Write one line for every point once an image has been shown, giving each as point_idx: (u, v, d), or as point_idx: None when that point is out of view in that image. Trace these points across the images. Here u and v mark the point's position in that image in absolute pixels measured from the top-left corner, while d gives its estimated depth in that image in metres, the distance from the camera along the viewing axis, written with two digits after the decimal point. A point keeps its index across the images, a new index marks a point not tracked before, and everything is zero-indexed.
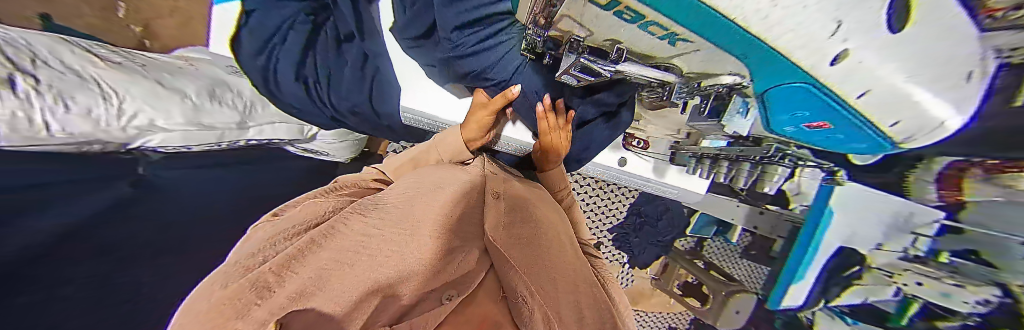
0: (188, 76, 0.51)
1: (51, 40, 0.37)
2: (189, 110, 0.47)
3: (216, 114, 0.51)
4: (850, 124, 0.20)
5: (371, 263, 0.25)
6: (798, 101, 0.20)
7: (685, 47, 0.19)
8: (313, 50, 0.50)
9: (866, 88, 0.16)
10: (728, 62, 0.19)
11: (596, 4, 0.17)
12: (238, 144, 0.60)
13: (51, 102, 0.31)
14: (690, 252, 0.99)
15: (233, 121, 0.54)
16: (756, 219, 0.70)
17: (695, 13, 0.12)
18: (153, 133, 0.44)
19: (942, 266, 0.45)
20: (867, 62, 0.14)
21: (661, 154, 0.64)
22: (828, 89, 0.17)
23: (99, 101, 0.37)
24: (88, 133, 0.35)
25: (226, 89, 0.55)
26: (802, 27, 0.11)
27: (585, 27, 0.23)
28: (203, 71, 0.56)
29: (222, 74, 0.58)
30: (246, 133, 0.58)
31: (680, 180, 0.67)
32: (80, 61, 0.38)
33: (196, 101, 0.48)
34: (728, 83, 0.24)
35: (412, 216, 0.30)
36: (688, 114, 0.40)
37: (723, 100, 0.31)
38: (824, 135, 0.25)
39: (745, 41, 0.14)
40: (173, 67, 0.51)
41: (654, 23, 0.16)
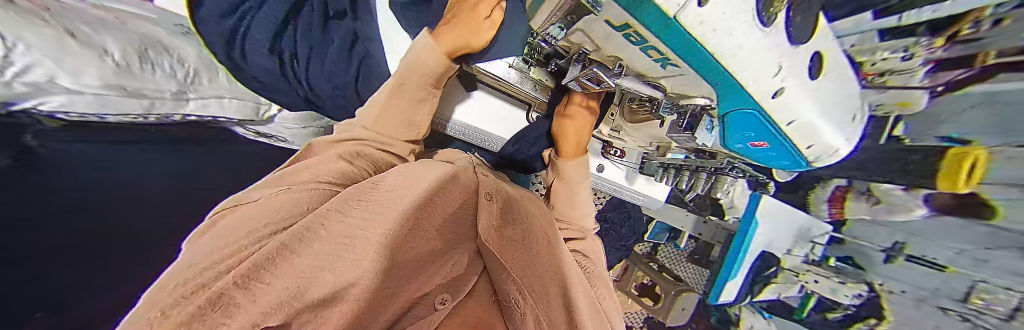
0: (111, 31, 0.42)
1: None
2: (109, 71, 0.38)
3: (147, 80, 0.43)
4: (783, 149, 0.25)
5: (346, 272, 0.22)
6: (746, 126, 0.23)
7: (673, 71, 0.22)
8: (291, 23, 0.46)
9: (794, 119, 0.20)
10: (702, 86, 0.22)
11: (609, 24, 0.19)
12: (173, 121, 0.48)
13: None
14: (648, 255, 1.09)
15: (170, 89, 0.46)
16: (703, 227, 0.80)
17: (686, 46, 0.15)
18: (49, 93, 0.33)
19: (830, 267, 0.63)
20: (796, 100, 0.18)
21: (633, 164, 0.71)
22: (770, 119, 0.20)
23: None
24: None
25: (160, 52, 0.47)
26: (753, 69, 0.15)
27: (593, 42, 0.25)
28: (133, 27, 0.46)
29: (159, 33, 0.49)
30: (185, 107, 0.48)
31: (648, 188, 0.73)
32: None
33: (119, 62, 0.40)
34: (701, 104, 0.27)
35: (399, 211, 0.28)
36: (666, 127, 0.42)
37: (697, 118, 0.33)
38: (760, 154, 0.30)
39: (718, 74, 0.17)
40: (89, 16, 0.41)
41: (654, 47, 0.18)
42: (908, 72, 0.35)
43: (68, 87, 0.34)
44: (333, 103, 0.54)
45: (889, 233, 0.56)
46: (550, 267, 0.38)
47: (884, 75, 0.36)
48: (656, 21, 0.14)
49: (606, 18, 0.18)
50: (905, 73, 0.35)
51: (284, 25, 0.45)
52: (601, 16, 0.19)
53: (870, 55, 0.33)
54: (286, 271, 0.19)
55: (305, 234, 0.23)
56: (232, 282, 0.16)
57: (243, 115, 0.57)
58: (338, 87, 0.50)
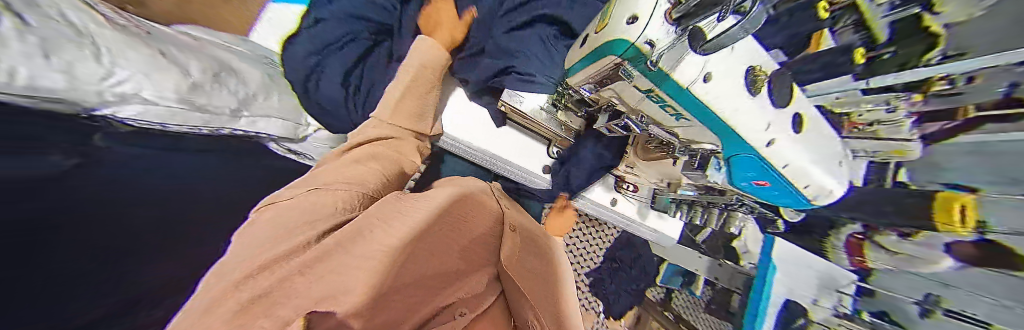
0: (197, 55, 0.52)
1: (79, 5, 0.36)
2: (189, 86, 0.46)
3: (214, 97, 0.51)
4: (785, 189, 0.28)
5: (363, 277, 0.24)
6: (747, 167, 0.26)
7: (684, 123, 0.26)
8: (362, 64, 0.59)
9: (787, 162, 0.24)
10: (704, 135, 0.27)
11: (637, 88, 0.25)
12: (222, 133, 0.53)
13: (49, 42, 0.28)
14: (661, 303, 0.93)
15: (229, 106, 0.54)
16: (718, 270, 0.73)
17: (692, 104, 0.21)
18: (130, 101, 0.37)
19: (866, 323, 0.43)
20: (784, 145, 0.23)
21: (644, 200, 0.74)
22: (768, 162, 0.24)
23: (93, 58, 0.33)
24: (62, 90, 0.28)
25: (232, 75, 0.57)
26: (744, 120, 0.21)
27: (621, 97, 0.31)
28: (212, 52, 0.57)
29: (231, 60, 0.60)
30: (236, 122, 0.56)
31: (659, 224, 0.76)
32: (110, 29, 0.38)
33: (196, 81, 0.48)
34: (708, 149, 0.30)
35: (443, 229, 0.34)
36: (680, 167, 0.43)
37: (705, 159, 0.34)
38: (766, 192, 0.31)
39: (716, 125, 0.23)
40: (186, 45, 0.53)
41: (670, 106, 0.24)
42: (894, 122, 0.33)
43: (147, 99, 0.39)
44: None
45: (910, 287, 0.41)
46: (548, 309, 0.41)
47: (875, 126, 0.34)
48: (674, 89, 0.21)
49: (636, 84, 0.24)
50: (892, 123, 0.33)
51: (355, 64, 0.59)
52: (632, 81, 0.24)
53: (855, 106, 0.31)
54: (341, 262, 0.25)
55: (359, 236, 0.28)
56: (295, 269, 0.23)
57: (284, 132, 0.66)
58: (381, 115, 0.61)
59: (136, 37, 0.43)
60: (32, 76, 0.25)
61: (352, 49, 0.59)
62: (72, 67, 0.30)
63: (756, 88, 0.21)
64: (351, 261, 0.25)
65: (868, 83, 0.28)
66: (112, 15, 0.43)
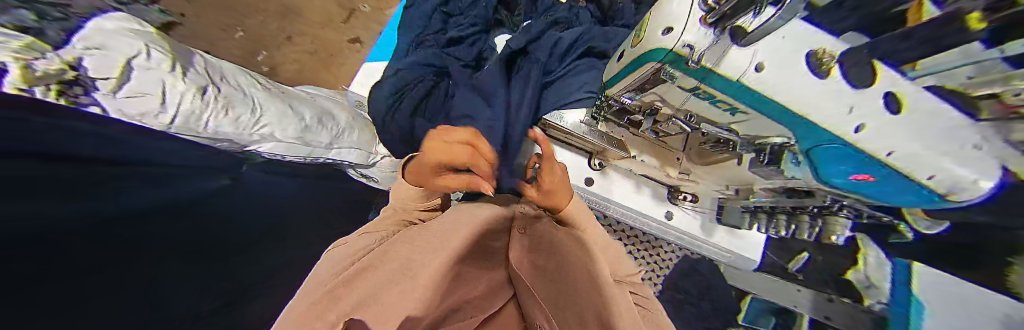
0: (309, 105, 0.71)
1: (244, 82, 0.61)
2: (302, 127, 0.64)
3: (317, 134, 0.67)
4: (897, 179, 0.26)
5: (401, 292, 0.27)
6: (841, 161, 0.26)
7: (740, 116, 0.30)
8: (428, 98, 0.69)
9: (891, 148, 0.23)
10: (775, 128, 0.28)
11: (681, 88, 0.31)
12: (318, 161, 0.72)
13: (216, 107, 0.48)
14: None
15: (325, 140, 0.69)
16: (828, 307, 0.61)
17: (744, 93, 0.25)
18: (268, 140, 0.57)
19: None
20: (884, 131, 0.23)
21: (708, 211, 0.65)
22: (866, 153, 0.24)
23: (248, 111, 0.55)
24: (228, 134, 0.50)
25: (331, 119, 0.73)
26: (822, 102, 0.23)
27: (666, 101, 0.36)
28: (320, 102, 0.77)
29: (331, 106, 0.78)
30: (328, 152, 0.71)
31: (732, 242, 0.66)
32: (259, 93, 0.61)
33: (308, 123, 0.66)
34: (779, 143, 0.31)
35: (442, 239, 0.35)
36: (747, 164, 0.41)
37: (777, 153, 0.33)
38: (870, 189, 0.29)
39: (789, 117, 0.25)
40: (302, 98, 0.73)
41: (721, 100, 0.29)
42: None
43: (279, 137, 0.59)
44: None
45: None
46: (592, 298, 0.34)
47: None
48: (727, 85, 0.26)
49: (681, 84, 0.30)
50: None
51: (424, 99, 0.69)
52: (677, 82, 0.30)
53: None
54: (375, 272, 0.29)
55: (382, 256, 0.32)
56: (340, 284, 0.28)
57: (358, 160, 0.79)
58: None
59: (275, 97, 0.65)
60: (196, 126, 0.44)
61: (422, 86, 0.69)
62: (237, 119, 0.51)
63: (828, 73, 0.23)
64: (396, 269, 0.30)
65: (1006, 51, 0.18)
66: (265, 85, 0.67)
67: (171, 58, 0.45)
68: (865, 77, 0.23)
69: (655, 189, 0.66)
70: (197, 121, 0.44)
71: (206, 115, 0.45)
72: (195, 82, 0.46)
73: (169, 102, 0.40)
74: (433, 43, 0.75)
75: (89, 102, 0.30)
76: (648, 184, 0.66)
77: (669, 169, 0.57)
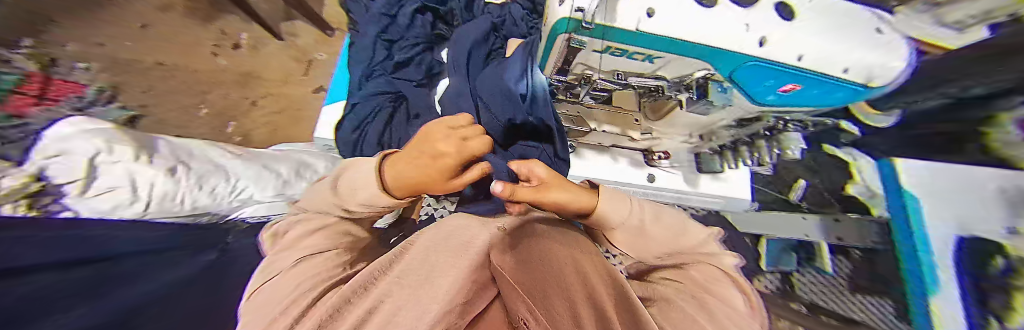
0: (286, 160, 0.71)
1: (210, 148, 0.64)
2: (278, 184, 0.65)
3: (296, 186, 0.68)
4: (816, 81, 0.29)
5: (409, 317, 0.17)
6: (761, 75, 0.30)
7: (659, 62, 0.33)
8: (390, 126, 0.68)
9: (801, 53, 0.26)
10: (693, 64, 0.31)
11: (597, 52, 0.33)
12: None
13: (186, 183, 0.53)
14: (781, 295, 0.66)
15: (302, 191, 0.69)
16: (835, 228, 0.56)
17: (654, 41, 0.28)
18: (248, 203, 0.63)
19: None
20: (793, 34, 0.26)
21: (686, 164, 0.66)
22: (778, 61, 0.27)
23: (222, 181, 0.58)
24: (207, 205, 0.55)
25: (309, 168, 0.72)
26: (717, 32, 0.26)
27: (594, 68, 0.38)
28: (297, 154, 0.75)
29: (309, 156, 0.76)
30: None
31: (716, 187, 0.65)
32: (223, 158, 0.63)
33: (285, 177, 0.67)
34: (701, 76, 0.34)
35: (442, 249, 0.27)
36: (687, 107, 0.43)
37: (704, 87, 0.37)
38: (805, 94, 0.31)
39: (694, 49, 0.28)
40: (278, 154, 0.73)
41: (635, 52, 0.31)
42: None
43: (258, 198, 0.63)
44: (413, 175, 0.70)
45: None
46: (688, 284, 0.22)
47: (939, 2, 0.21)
48: (627, 36, 0.28)
49: (595, 49, 0.32)
50: None
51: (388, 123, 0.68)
52: (590, 48, 0.32)
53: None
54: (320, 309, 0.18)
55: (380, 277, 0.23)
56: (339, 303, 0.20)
57: None
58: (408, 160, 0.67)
59: (249, 159, 0.66)
60: (173, 205, 0.50)
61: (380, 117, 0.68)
62: (212, 189, 0.56)
63: (711, 1, 0.26)
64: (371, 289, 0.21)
65: None
66: (235, 149, 0.68)
67: (137, 147, 0.50)
68: None
69: (631, 156, 0.66)
70: (175, 202, 0.51)
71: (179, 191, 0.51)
72: (164, 166, 0.52)
73: (141, 188, 0.47)
74: (382, 71, 0.75)
75: (62, 207, 0.41)
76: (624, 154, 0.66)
77: (632, 133, 0.57)
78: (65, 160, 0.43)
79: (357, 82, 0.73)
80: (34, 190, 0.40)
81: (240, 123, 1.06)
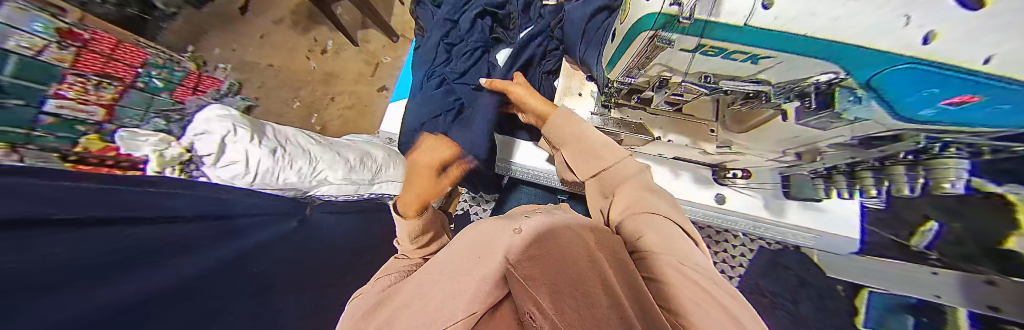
0: (354, 151, 0.81)
1: (302, 134, 0.77)
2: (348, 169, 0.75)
3: (361, 173, 0.79)
4: (1011, 90, 0.19)
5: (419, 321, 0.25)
6: (918, 80, 0.21)
7: (766, 63, 0.29)
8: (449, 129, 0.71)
9: (991, 52, 0.17)
10: (816, 62, 0.25)
11: (685, 51, 0.31)
12: (365, 195, 0.84)
13: (282, 161, 0.64)
14: None
15: (366, 178, 0.80)
16: (989, 294, 0.41)
17: (756, 35, 0.24)
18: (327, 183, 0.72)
19: None
20: (971, 38, 0.17)
21: (771, 185, 0.59)
22: (941, 62, 0.19)
23: (308, 162, 0.69)
24: (296, 182, 0.66)
25: (371, 158, 0.83)
26: (865, 19, 0.19)
27: (675, 69, 0.37)
28: (362, 146, 0.87)
29: (371, 148, 0.88)
30: (372, 187, 0.84)
31: (802, 217, 0.57)
32: (313, 144, 0.74)
33: (353, 164, 0.77)
34: (825, 80, 0.28)
35: (472, 258, 0.31)
36: (793, 117, 0.37)
37: (827, 92, 0.30)
38: (985, 111, 0.22)
39: (808, 42, 0.23)
40: (347, 145, 0.84)
41: (736, 50, 0.28)
42: None
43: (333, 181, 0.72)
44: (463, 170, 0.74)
45: None
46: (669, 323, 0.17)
47: None
48: (731, 32, 0.25)
49: (684, 47, 0.30)
50: None
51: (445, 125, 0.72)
52: (679, 47, 0.31)
53: None
54: (397, 299, 0.29)
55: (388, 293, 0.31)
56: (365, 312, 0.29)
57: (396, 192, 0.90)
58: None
59: (326, 147, 0.77)
60: (274, 181, 0.62)
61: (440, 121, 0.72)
62: (292, 160, 0.66)
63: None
64: (416, 290, 0.29)
65: None
66: (316, 137, 0.79)
67: (251, 130, 0.63)
68: None
69: (695, 171, 0.64)
70: (274, 177, 0.62)
71: (278, 169, 0.63)
72: (269, 146, 0.63)
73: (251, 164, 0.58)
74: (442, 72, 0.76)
75: (199, 175, 0.54)
76: (686, 168, 0.65)
77: (707, 145, 0.53)
78: (208, 138, 0.57)
79: (421, 83, 0.78)
80: (186, 159, 0.54)
81: (322, 116, 1.28)
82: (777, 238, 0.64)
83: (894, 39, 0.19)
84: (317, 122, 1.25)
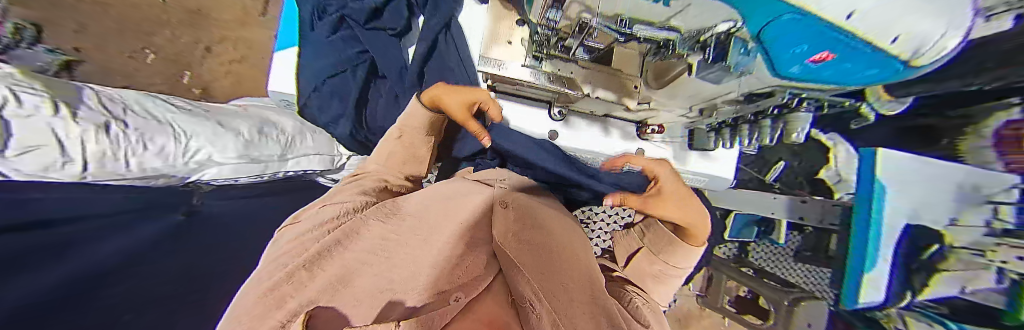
0: (245, 118, 0.62)
1: (141, 96, 0.51)
2: (241, 145, 0.56)
3: (265, 147, 0.61)
4: (858, 53, 0.17)
5: (392, 263, 0.28)
6: (801, 36, 0.18)
7: (679, 5, 0.25)
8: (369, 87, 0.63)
9: (896, 33, 0.14)
10: (718, 7, 0.22)
11: None
12: (278, 175, 0.68)
13: (134, 143, 0.42)
14: (734, 259, 0.95)
15: (275, 153, 0.63)
16: (800, 208, 0.63)
17: None
18: (209, 166, 0.53)
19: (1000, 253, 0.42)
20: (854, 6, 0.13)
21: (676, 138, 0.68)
22: (848, 33, 0.15)
23: (170, 140, 0.47)
24: (158, 167, 0.45)
25: (274, 127, 0.65)
26: None
27: (592, 10, 0.31)
28: (254, 112, 0.68)
29: (270, 114, 0.70)
30: (286, 165, 0.66)
31: (704, 165, 0.69)
32: (161, 110, 0.50)
33: (248, 138, 0.58)
34: (723, 30, 0.27)
35: (441, 214, 0.35)
36: (694, 72, 0.38)
37: (724, 43, 0.29)
38: (830, 71, 0.23)
39: None
40: (234, 111, 0.64)
41: None
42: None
43: (219, 161, 0.53)
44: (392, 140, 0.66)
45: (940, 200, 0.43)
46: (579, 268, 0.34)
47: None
48: None
49: None
50: None
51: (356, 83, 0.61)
52: None
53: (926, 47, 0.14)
54: (352, 250, 0.29)
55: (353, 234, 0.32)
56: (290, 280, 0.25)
57: (323, 166, 0.73)
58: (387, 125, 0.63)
59: (199, 116, 0.55)
60: (115, 165, 0.40)
61: (348, 77, 0.61)
62: (143, 132, 0.44)
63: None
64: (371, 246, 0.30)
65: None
66: (178, 103, 0.56)
67: (46, 91, 0.37)
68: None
69: (622, 128, 0.68)
70: (118, 160, 0.40)
71: (123, 153, 0.41)
72: (94, 116, 0.40)
73: (73, 145, 0.36)
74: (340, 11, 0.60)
75: None
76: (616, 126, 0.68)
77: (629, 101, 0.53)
78: None
79: (306, 20, 0.59)
80: None
81: (198, 74, 0.95)
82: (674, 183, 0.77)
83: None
84: (192, 82, 0.93)
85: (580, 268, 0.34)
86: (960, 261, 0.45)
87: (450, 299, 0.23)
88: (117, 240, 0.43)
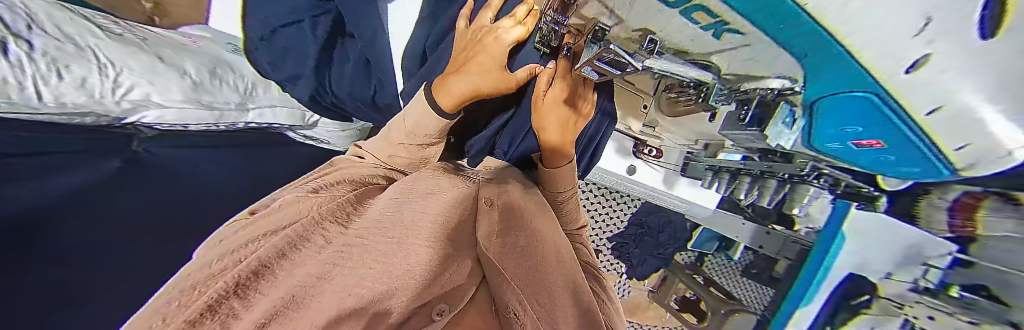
0: (191, 56, 0.52)
1: (54, 7, 0.39)
2: (187, 88, 0.48)
3: (217, 94, 0.53)
4: (909, 140, 0.24)
5: (382, 267, 0.24)
6: (857, 115, 0.24)
7: (733, 41, 0.23)
8: (339, 46, 0.53)
9: (938, 105, 0.19)
10: (773, 60, 0.24)
11: None
12: (237, 126, 0.59)
13: (44, 71, 0.33)
14: (690, 267, 1.02)
15: (233, 101, 0.55)
16: (763, 238, 0.70)
17: (761, 5, 0.17)
18: (149, 108, 0.44)
19: (956, 300, 0.40)
20: (950, 74, 0.15)
21: (673, 165, 0.70)
22: (896, 103, 0.20)
23: (95, 73, 0.38)
24: (84, 104, 0.37)
25: (230, 70, 0.57)
26: (885, 25, 0.13)
27: (615, 14, 0.28)
28: (206, 49, 0.58)
29: (223, 53, 0.60)
30: (245, 116, 0.58)
31: (689, 192, 0.73)
32: (80, 30, 0.40)
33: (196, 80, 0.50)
34: (772, 85, 0.29)
35: (416, 208, 0.31)
36: (719, 123, 0.45)
37: (770, 107, 0.33)
38: (876, 155, 0.31)
39: (824, 48, 0.18)
40: (178, 44, 0.54)
41: (705, 9, 0.20)
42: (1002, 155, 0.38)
43: (162, 103, 0.45)
44: (380, 112, 0.59)
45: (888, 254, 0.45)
46: (552, 263, 0.33)
47: None
48: None
49: None
50: None
51: (315, 42, 0.50)
52: None
53: (951, 136, 0.22)
54: (309, 257, 0.23)
55: (302, 242, 0.25)
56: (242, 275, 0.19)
57: (292, 121, 0.65)
58: (357, 96, 0.56)
59: (132, 45, 0.45)
60: (25, 97, 0.31)
61: (305, 31, 0.50)
62: (56, 59, 0.35)
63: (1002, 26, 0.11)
64: (329, 256, 0.23)
65: (921, 69, 0.16)
66: (105, 24, 0.45)
67: None
68: (886, 57, 0.16)
69: (619, 142, 0.70)
70: (24, 91, 0.31)
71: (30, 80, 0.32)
72: None
73: None
74: None
75: None
76: (615, 138, 0.69)
77: (635, 122, 0.58)
78: None
79: None
80: None
81: None
82: (658, 200, 0.83)
83: (884, 62, 0.16)
84: None
85: (557, 264, 0.33)
86: (882, 308, 0.48)
87: (433, 312, 0.24)
88: (34, 183, 0.32)
